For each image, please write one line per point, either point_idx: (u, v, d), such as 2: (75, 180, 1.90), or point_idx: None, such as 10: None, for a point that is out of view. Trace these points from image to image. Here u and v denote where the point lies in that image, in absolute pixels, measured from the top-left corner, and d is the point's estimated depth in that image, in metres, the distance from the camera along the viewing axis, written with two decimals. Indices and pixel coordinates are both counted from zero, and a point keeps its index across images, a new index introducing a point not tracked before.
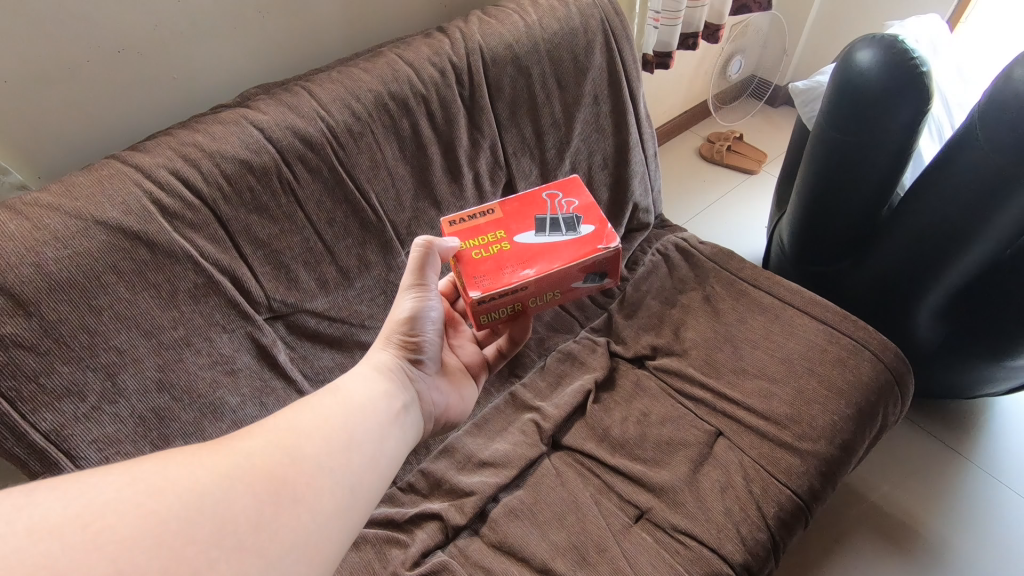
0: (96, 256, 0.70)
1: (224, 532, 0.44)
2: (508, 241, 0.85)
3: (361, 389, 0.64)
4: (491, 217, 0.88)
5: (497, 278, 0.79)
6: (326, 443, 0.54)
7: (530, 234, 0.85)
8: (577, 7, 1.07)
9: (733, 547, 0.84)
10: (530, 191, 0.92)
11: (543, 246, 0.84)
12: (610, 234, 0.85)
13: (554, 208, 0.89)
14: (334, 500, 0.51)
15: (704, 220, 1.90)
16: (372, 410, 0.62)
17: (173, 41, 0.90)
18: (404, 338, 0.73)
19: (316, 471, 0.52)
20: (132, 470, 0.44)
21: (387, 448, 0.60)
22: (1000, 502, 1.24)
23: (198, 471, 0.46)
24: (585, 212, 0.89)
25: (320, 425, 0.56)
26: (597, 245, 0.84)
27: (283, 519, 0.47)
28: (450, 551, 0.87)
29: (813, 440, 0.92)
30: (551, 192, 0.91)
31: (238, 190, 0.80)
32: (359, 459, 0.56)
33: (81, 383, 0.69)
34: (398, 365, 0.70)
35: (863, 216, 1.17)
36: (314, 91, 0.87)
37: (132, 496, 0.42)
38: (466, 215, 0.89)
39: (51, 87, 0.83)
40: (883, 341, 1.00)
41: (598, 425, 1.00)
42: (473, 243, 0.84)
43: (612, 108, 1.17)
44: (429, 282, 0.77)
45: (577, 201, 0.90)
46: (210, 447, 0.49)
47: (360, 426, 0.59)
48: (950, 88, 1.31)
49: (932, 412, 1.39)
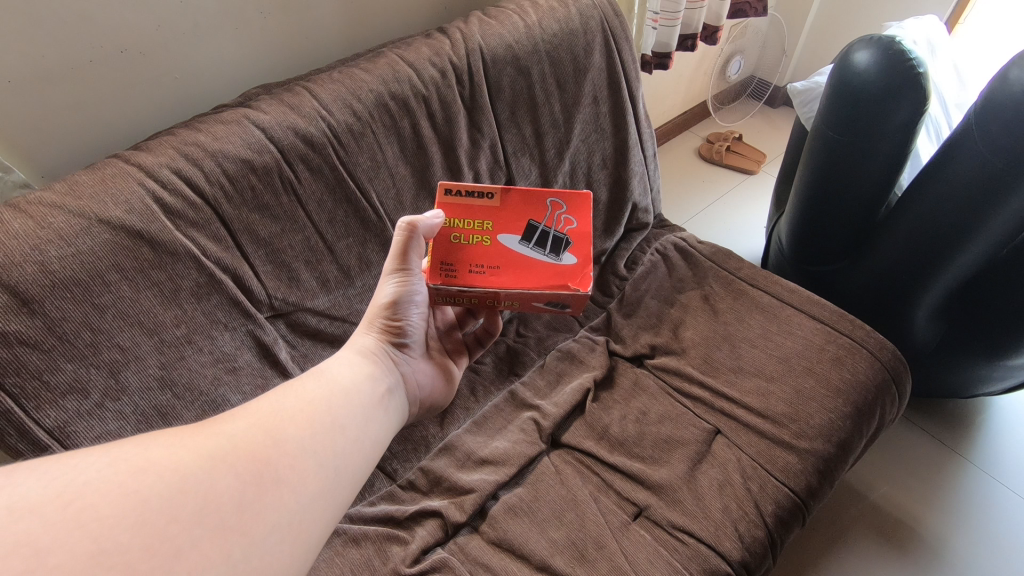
0: (100, 255, 0.71)
1: (206, 510, 0.44)
2: (490, 239, 0.81)
3: (347, 374, 0.66)
4: (486, 204, 0.84)
5: (460, 277, 0.78)
6: (308, 427, 0.55)
7: (513, 239, 0.81)
8: (576, 8, 1.08)
9: (731, 544, 0.85)
10: (537, 188, 0.85)
11: (516, 258, 0.80)
12: (586, 278, 0.80)
13: (550, 221, 0.83)
14: (318, 482, 0.52)
15: (703, 220, 1.90)
16: (357, 394, 0.64)
17: (174, 41, 0.91)
18: (387, 322, 0.75)
19: (299, 453, 0.52)
20: (114, 452, 0.45)
21: (370, 432, 0.62)
22: (997, 501, 1.24)
23: (180, 453, 0.46)
24: (576, 240, 0.82)
25: (303, 409, 0.57)
26: (567, 283, 0.79)
27: (265, 498, 0.47)
28: (450, 548, 0.88)
29: (810, 438, 0.93)
30: (555, 202, 0.84)
31: (240, 189, 0.81)
32: (343, 441, 0.57)
33: (84, 380, 0.70)
34: (382, 349, 0.73)
35: (861, 216, 1.18)
36: (316, 91, 0.88)
37: (113, 477, 0.43)
38: (465, 189, 0.84)
39: (54, 87, 0.84)
40: (879, 340, 1.01)
41: (597, 423, 1.01)
42: (458, 225, 0.82)
43: (611, 109, 1.18)
44: (412, 266, 0.75)
45: (575, 224, 0.83)
46: (189, 430, 0.49)
47: (344, 411, 0.60)
48: (949, 88, 1.32)
49: (930, 411, 1.39)
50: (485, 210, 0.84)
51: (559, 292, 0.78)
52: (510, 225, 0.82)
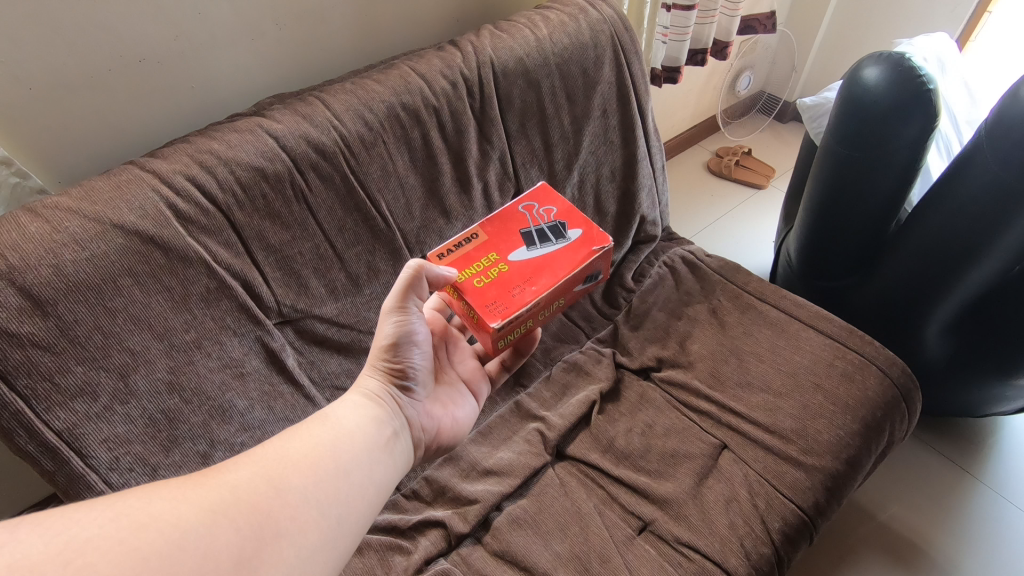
0: (113, 259, 0.72)
1: (208, 569, 0.44)
2: (505, 262, 0.87)
3: (351, 416, 0.65)
4: (478, 242, 0.91)
5: (512, 301, 0.82)
6: (313, 474, 0.56)
7: (522, 250, 0.89)
8: (587, 22, 1.09)
9: (737, 561, 0.84)
10: (505, 208, 0.96)
11: (539, 259, 0.88)
12: (599, 234, 0.92)
13: (534, 220, 0.94)
14: (321, 532, 0.53)
15: (711, 234, 1.90)
16: (363, 436, 0.63)
17: (191, 51, 0.92)
18: (389, 364, 0.72)
19: (302, 502, 0.53)
20: (116, 504, 0.45)
21: (376, 476, 0.62)
22: (1009, 523, 1.22)
23: (182, 506, 0.47)
24: (566, 217, 0.95)
25: (308, 455, 0.57)
26: (590, 247, 0.90)
27: (265, 552, 0.48)
28: (453, 559, 0.87)
29: (819, 455, 0.92)
30: (526, 205, 0.96)
31: (252, 197, 0.82)
32: (347, 486, 0.58)
33: (94, 383, 0.71)
34: (386, 392, 0.70)
35: (871, 231, 1.17)
36: (329, 101, 0.89)
37: (115, 532, 0.43)
38: (452, 245, 0.90)
39: (73, 93, 0.85)
40: (890, 356, 1.00)
41: (603, 435, 1.01)
42: (470, 272, 0.86)
43: (621, 122, 1.19)
44: (411, 304, 0.74)
45: (554, 209, 0.96)
46: (194, 482, 0.50)
47: (349, 454, 0.60)
48: (960, 107, 1.32)
49: (941, 430, 1.38)
50: (480, 248, 0.90)
51: (591, 255, 0.89)
52: (511, 244, 0.90)
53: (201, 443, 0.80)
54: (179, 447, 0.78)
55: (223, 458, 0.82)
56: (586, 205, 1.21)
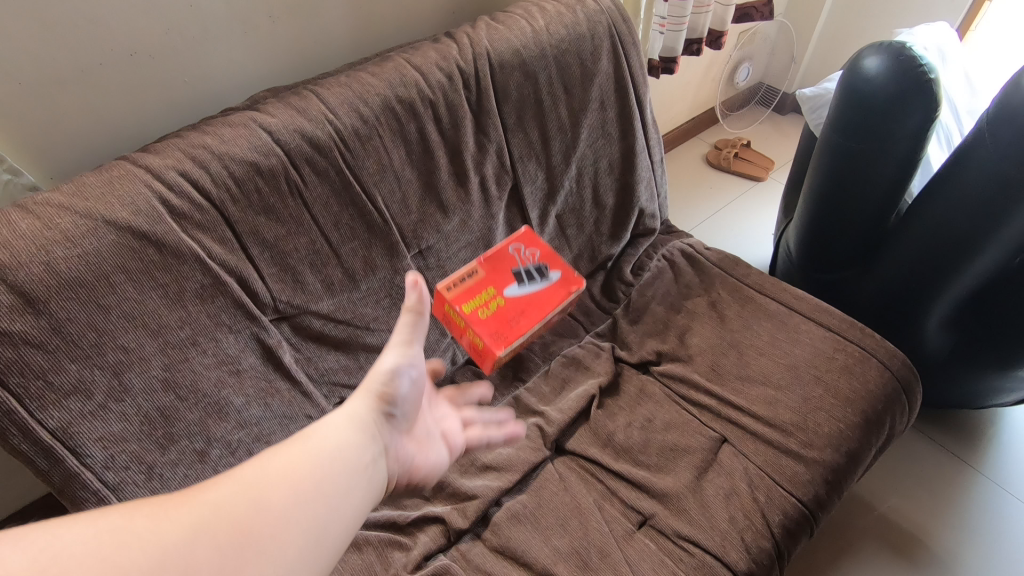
0: (105, 256, 0.71)
1: None
2: (502, 296, 1.05)
3: (330, 445, 0.56)
4: (478, 278, 1.05)
5: (512, 333, 1.03)
6: (294, 490, 0.51)
7: (514, 287, 1.07)
8: (584, 13, 1.08)
9: (737, 555, 0.84)
10: (497, 246, 1.09)
11: (528, 296, 1.07)
12: (576, 277, 1.13)
13: (522, 261, 1.09)
14: (304, 548, 0.48)
15: (710, 227, 1.89)
16: (346, 462, 0.56)
17: (183, 44, 0.91)
18: (382, 389, 0.63)
19: (283, 518, 0.49)
20: (99, 520, 0.44)
21: (357, 506, 0.55)
22: (1009, 514, 1.22)
23: (162, 522, 0.45)
24: (547, 261, 1.11)
25: (289, 472, 0.52)
26: (570, 289, 1.11)
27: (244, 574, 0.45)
28: (452, 555, 0.87)
29: (819, 448, 0.91)
30: (514, 246, 1.10)
31: (246, 192, 0.80)
32: (328, 509, 0.52)
33: (88, 382, 0.70)
34: (373, 419, 0.61)
35: (871, 223, 1.17)
36: (323, 95, 0.88)
37: (98, 550, 0.42)
38: (455, 279, 1.03)
39: (64, 89, 0.84)
40: (890, 349, 1.00)
41: (602, 430, 1.00)
42: (473, 304, 1.03)
43: (619, 114, 1.17)
44: (412, 327, 0.66)
45: (537, 251, 1.11)
46: (178, 495, 0.48)
47: (331, 475, 0.54)
48: (963, 96, 1.31)
49: (940, 422, 1.37)
50: (477, 283, 1.05)
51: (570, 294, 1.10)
52: (504, 280, 1.06)
53: (198, 441, 0.80)
54: (176, 445, 0.78)
55: (220, 455, 0.82)
56: (584, 198, 1.20)
